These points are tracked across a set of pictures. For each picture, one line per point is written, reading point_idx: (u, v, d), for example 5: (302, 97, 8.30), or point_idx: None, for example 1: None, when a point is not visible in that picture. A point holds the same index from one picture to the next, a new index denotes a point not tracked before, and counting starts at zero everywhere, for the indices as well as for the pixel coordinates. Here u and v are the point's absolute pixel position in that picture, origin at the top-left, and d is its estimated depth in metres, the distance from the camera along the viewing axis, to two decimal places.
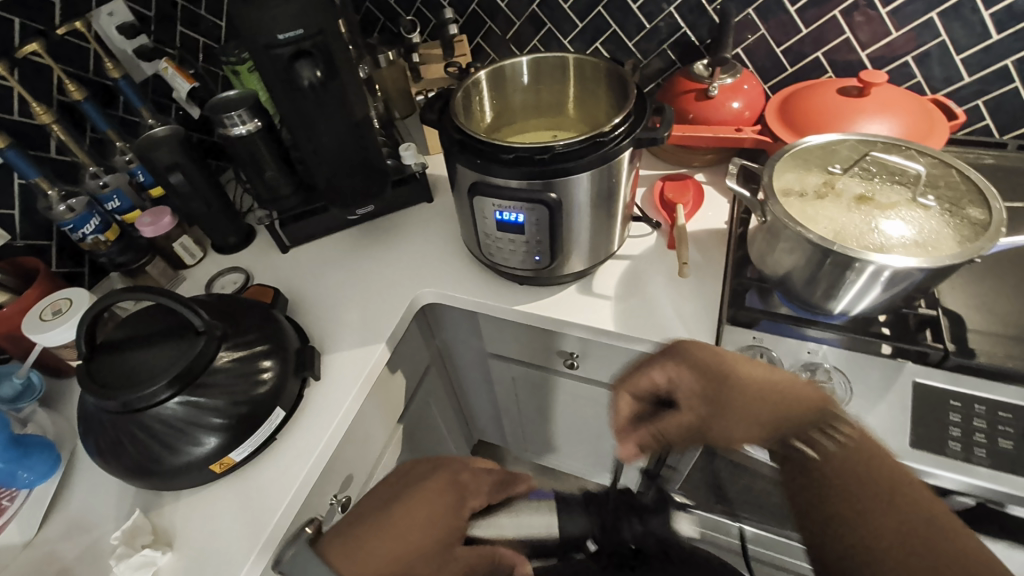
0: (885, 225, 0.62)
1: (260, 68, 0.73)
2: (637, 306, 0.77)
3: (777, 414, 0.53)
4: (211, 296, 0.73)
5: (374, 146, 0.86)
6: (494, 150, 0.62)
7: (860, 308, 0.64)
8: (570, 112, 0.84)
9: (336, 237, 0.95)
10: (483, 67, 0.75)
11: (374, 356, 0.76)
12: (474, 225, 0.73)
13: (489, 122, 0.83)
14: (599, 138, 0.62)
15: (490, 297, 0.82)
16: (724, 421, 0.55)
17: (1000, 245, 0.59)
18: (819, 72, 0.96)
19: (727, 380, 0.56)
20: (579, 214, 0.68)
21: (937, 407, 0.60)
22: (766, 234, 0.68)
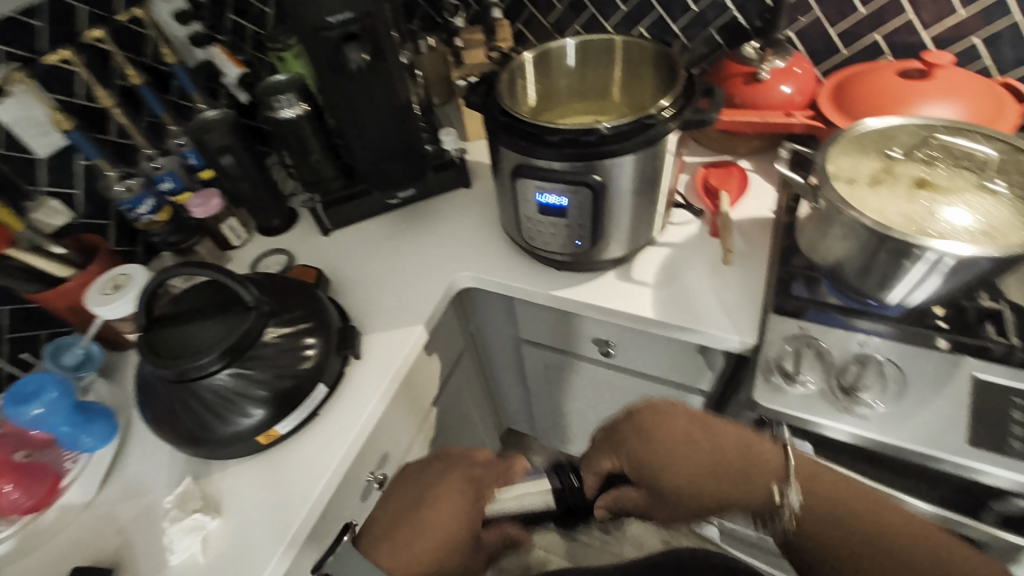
0: (946, 214, 0.59)
1: (308, 51, 0.74)
2: (677, 294, 0.75)
3: (715, 465, 0.59)
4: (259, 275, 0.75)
5: (416, 131, 0.87)
6: (540, 133, 0.62)
7: (915, 299, 0.62)
8: (613, 96, 0.82)
9: (376, 221, 0.97)
10: (528, 50, 0.75)
11: (412, 337, 0.77)
12: (515, 208, 0.72)
13: (531, 105, 0.82)
14: (645, 120, 0.61)
15: (529, 282, 0.82)
16: (667, 480, 0.59)
17: None
18: (877, 54, 0.92)
19: (646, 433, 0.61)
20: (621, 198, 0.67)
21: (1001, 404, 0.57)
22: (817, 222, 0.66)
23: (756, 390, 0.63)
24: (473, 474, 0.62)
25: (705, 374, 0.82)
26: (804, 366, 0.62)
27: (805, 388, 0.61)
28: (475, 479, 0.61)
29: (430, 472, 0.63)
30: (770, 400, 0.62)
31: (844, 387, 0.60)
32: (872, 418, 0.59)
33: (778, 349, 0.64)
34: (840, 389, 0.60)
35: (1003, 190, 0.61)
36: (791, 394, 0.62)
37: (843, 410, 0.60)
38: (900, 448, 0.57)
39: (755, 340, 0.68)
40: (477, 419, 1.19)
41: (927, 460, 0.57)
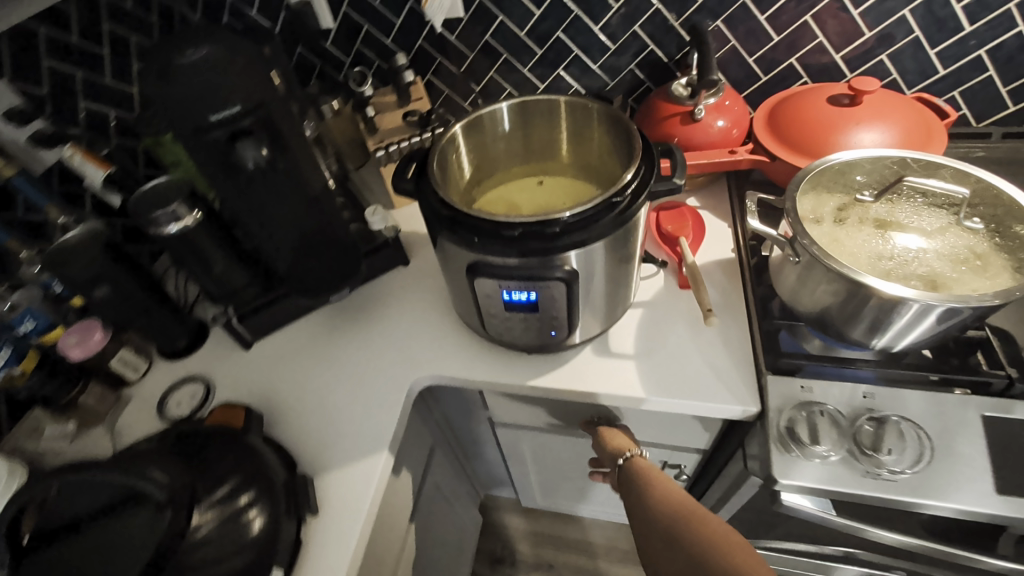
0: (902, 241, 0.60)
1: (192, 154, 0.60)
2: (664, 363, 0.69)
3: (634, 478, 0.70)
4: (169, 444, 0.60)
5: (337, 218, 0.75)
6: (495, 227, 0.54)
7: (904, 343, 0.60)
8: (561, 154, 0.75)
9: (306, 321, 0.83)
10: (456, 121, 0.66)
11: (379, 468, 0.65)
12: (475, 305, 0.63)
13: (468, 178, 0.73)
14: (612, 199, 0.54)
15: (499, 373, 0.72)
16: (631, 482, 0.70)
17: None
18: (794, 77, 0.93)
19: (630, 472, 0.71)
20: (594, 280, 0.60)
21: (1014, 442, 0.55)
22: (798, 271, 0.63)
23: (774, 468, 0.58)
24: None
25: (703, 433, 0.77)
26: (819, 435, 0.57)
27: (824, 458, 0.57)
28: None
29: None
30: (791, 477, 0.57)
31: (864, 450, 0.56)
32: (898, 479, 0.55)
33: (788, 418, 0.59)
34: (858, 452, 0.56)
35: (978, 228, 0.59)
36: (812, 467, 0.57)
37: (867, 476, 0.56)
38: (934, 509, 0.54)
39: (757, 408, 0.63)
40: (457, 506, 1.07)
41: (962, 517, 0.54)
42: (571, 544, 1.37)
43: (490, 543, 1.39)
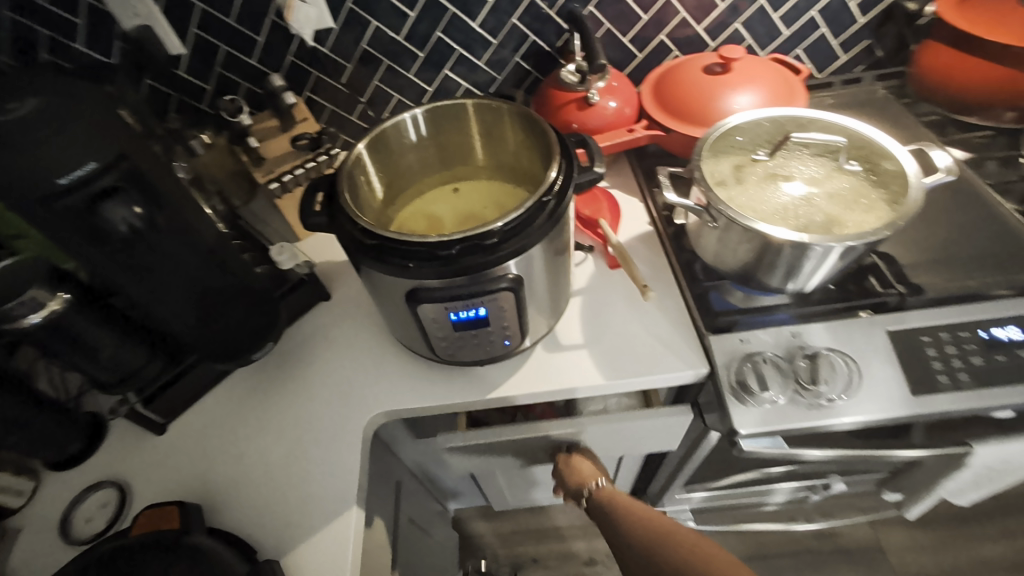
0: (791, 190, 0.66)
1: (46, 228, 0.49)
2: (614, 346, 0.70)
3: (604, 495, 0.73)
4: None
5: (239, 267, 0.67)
6: (430, 249, 0.51)
7: (813, 282, 0.66)
8: (476, 157, 0.73)
9: (226, 386, 0.74)
10: (359, 139, 0.61)
11: (351, 526, 0.60)
12: (420, 331, 0.59)
13: (381, 197, 0.69)
14: (542, 198, 0.53)
15: (456, 392, 0.68)
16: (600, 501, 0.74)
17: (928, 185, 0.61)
18: (666, 52, 0.98)
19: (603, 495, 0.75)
20: (536, 280, 0.59)
21: (915, 348, 0.64)
22: (717, 234, 0.66)
23: (735, 421, 0.62)
24: None
25: (679, 431, 0.77)
26: (767, 381, 0.62)
27: (774, 401, 0.62)
28: None
29: None
30: (750, 425, 0.61)
31: (805, 386, 0.61)
32: (836, 404, 0.61)
33: (737, 372, 0.64)
34: (801, 389, 0.62)
35: (856, 169, 0.66)
36: (766, 411, 0.62)
37: (812, 407, 0.62)
38: (869, 421, 0.61)
39: (707, 367, 0.66)
40: (432, 531, 1.02)
41: (890, 422, 0.62)
42: (548, 534, 1.34)
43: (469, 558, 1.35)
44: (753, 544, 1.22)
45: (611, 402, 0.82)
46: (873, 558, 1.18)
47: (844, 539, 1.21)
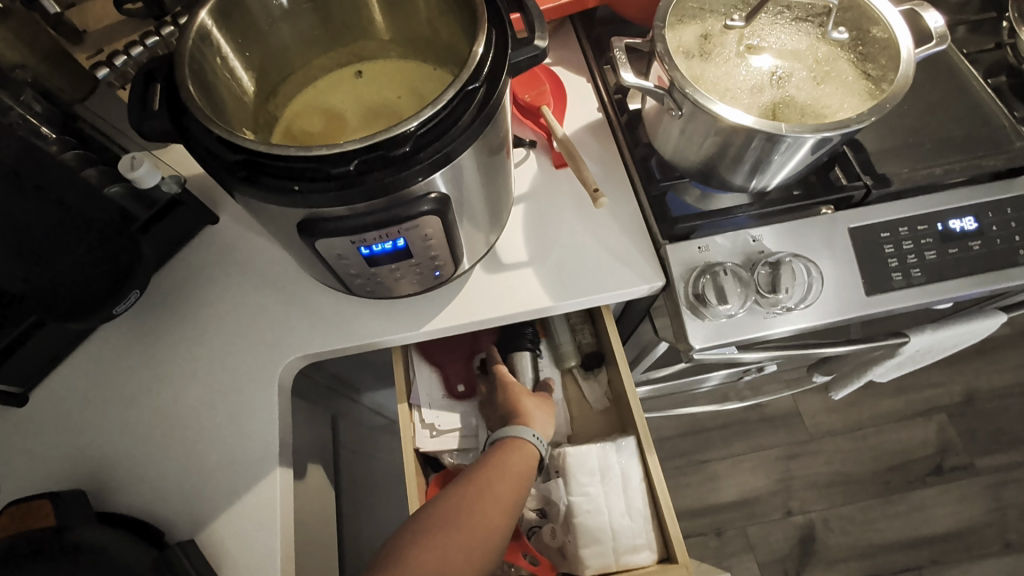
0: (761, 65, 0.55)
1: None
2: (562, 261, 0.62)
3: None
4: None
5: (71, 192, 0.51)
6: (318, 164, 0.37)
7: (777, 179, 0.58)
8: (378, 26, 0.55)
9: (96, 339, 0.60)
10: (199, 6, 0.42)
11: (276, 490, 0.53)
12: (327, 268, 0.48)
13: (252, 84, 0.52)
14: (468, 85, 0.40)
15: (384, 328, 0.59)
16: None
17: (917, 58, 0.52)
18: None
19: None
20: (466, 195, 0.47)
21: (875, 246, 0.60)
22: (680, 124, 0.56)
23: (690, 337, 0.58)
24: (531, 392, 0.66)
25: None
26: (727, 293, 0.57)
27: (731, 314, 0.58)
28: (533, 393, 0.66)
29: (524, 393, 0.65)
30: (704, 341, 0.58)
31: (765, 296, 0.57)
32: (792, 312, 0.58)
33: (695, 284, 0.58)
34: (760, 298, 0.57)
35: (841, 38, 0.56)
36: (721, 324, 0.58)
37: (768, 316, 0.58)
38: (823, 326, 0.59)
39: (662, 280, 0.61)
40: (380, 450, 0.99)
41: (841, 324, 0.60)
42: None
43: None
44: (687, 422, 1.32)
45: (627, 552, 0.63)
46: (790, 423, 1.31)
47: (768, 409, 1.32)
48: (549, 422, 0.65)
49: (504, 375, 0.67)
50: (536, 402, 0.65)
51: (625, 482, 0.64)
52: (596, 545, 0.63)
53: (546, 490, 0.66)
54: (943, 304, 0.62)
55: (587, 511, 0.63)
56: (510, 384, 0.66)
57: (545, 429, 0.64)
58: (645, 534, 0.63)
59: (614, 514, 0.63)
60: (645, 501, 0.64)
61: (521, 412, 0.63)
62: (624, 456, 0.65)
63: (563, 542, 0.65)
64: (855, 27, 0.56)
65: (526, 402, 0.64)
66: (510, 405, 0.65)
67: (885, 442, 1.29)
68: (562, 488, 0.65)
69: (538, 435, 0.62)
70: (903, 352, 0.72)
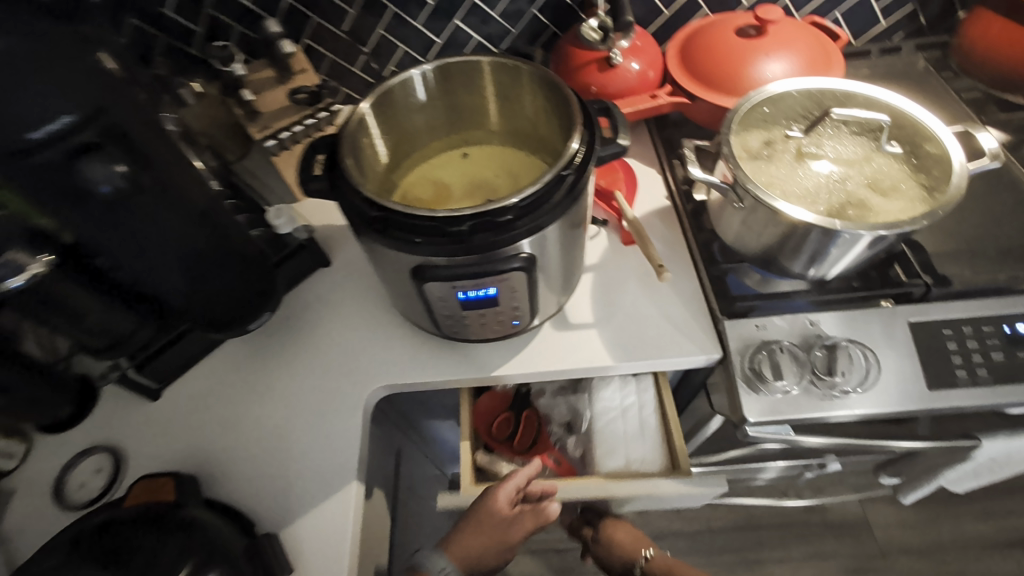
0: (821, 168, 0.62)
1: (14, 187, 0.45)
2: (624, 326, 0.68)
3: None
4: (83, 552, 0.50)
5: (235, 229, 0.63)
6: (439, 224, 0.47)
7: (835, 270, 0.62)
8: (489, 120, 0.68)
9: (221, 354, 0.71)
10: (363, 100, 0.55)
11: (349, 504, 0.59)
12: (425, 309, 0.57)
13: (384, 160, 0.64)
14: (563, 171, 0.49)
15: (459, 369, 0.66)
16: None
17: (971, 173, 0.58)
18: (696, 11, 0.88)
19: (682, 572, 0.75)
20: (548, 259, 0.56)
21: (936, 341, 0.62)
22: (742, 215, 0.63)
23: (744, 409, 0.60)
24: (497, 518, 0.64)
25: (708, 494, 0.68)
26: (782, 371, 0.60)
27: (786, 392, 0.60)
28: (501, 523, 0.64)
29: (489, 523, 0.64)
30: (759, 415, 0.60)
31: (821, 377, 0.60)
32: (849, 396, 0.60)
33: (750, 359, 0.62)
34: (816, 379, 0.60)
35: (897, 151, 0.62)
36: (775, 400, 0.61)
37: (824, 398, 0.60)
38: (883, 414, 0.60)
39: (719, 353, 0.65)
40: (430, 495, 1.03)
41: (902, 415, 0.60)
42: None
43: None
44: (742, 516, 1.25)
45: (637, 461, 0.68)
46: (857, 533, 1.21)
47: (831, 514, 1.23)
48: (472, 559, 0.65)
49: (514, 476, 0.66)
50: (495, 535, 0.64)
51: (642, 406, 0.71)
52: (612, 451, 0.69)
53: (574, 403, 0.75)
54: (1016, 409, 0.61)
55: (605, 425, 0.71)
56: (501, 502, 0.64)
57: (465, 562, 0.65)
58: (654, 449, 0.69)
59: (628, 428, 0.70)
60: (658, 421, 0.70)
61: (471, 528, 0.64)
62: (642, 383, 0.73)
63: (585, 451, 0.73)
64: (910, 142, 0.62)
65: (468, 531, 0.64)
66: (467, 518, 0.65)
67: (971, 571, 1.16)
68: (589, 403, 0.74)
69: (447, 569, 0.64)
70: (976, 456, 0.69)
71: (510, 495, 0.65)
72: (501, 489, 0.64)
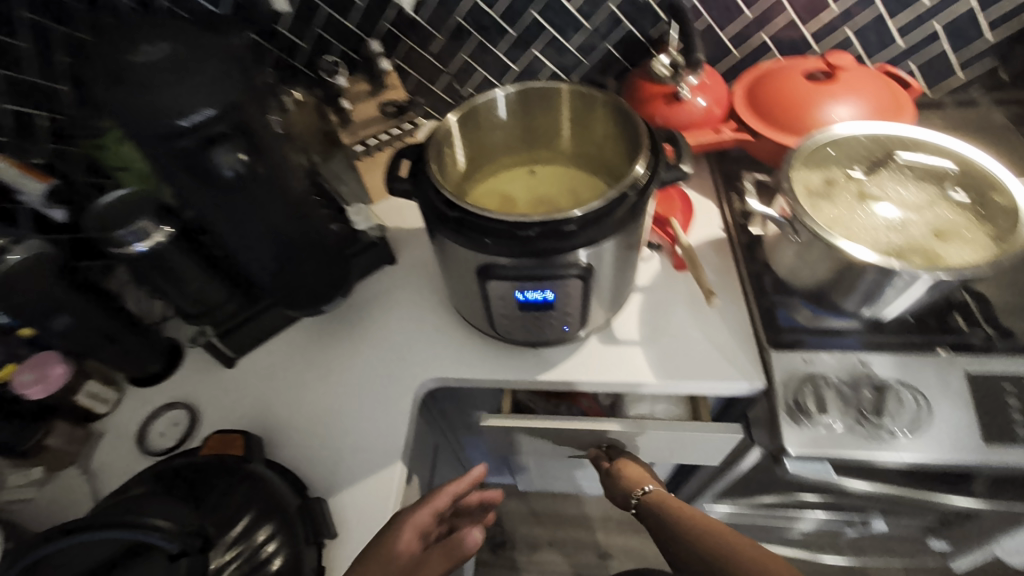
0: (882, 211, 0.63)
1: (158, 163, 0.53)
2: (669, 347, 0.70)
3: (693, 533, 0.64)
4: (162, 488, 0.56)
5: (321, 221, 0.71)
6: (509, 227, 0.52)
7: (890, 312, 0.63)
8: (559, 142, 0.73)
9: (292, 332, 0.78)
10: (451, 113, 0.62)
11: (392, 482, 0.63)
12: (485, 307, 0.61)
13: (460, 170, 0.70)
14: (627, 190, 0.53)
15: (506, 370, 0.70)
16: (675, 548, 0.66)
17: None
18: (766, 54, 0.91)
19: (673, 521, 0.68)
20: (604, 271, 0.59)
21: (996, 395, 0.60)
22: (798, 249, 0.64)
23: (785, 438, 0.61)
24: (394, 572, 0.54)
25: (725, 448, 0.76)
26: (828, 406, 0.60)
27: (830, 428, 0.60)
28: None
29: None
30: (801, 448, 0.60)
31: (867, 417, 0.59)
32: (897, 440, 0.59)
33: (795, 391, 0.62)
34: (863, 419, 0.60)
35: (963, 199, 0.63)
36: (819, 435, 0.61)
37: (871, 439, 0.60)
38: (934, 463, 0.58)
39: (764, 382, 0.65)
40: None
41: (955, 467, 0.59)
42: (568, 522, 1.32)
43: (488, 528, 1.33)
44: None
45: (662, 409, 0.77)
46: None
47: None
48: None
49: (439, 499, 0.61)
50: None
51: None
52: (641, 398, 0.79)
53: None
54: None
55: None
56: (411, 535, 0.56)
57: None
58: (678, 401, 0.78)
59: None
60: None
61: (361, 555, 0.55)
62: None
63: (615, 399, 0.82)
64: (976, 192, 0.63)
65: None
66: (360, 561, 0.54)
67: None
68: None
69: None
70: None
71: (426, 523, 0.58)
72: (408, 518, 0.57)
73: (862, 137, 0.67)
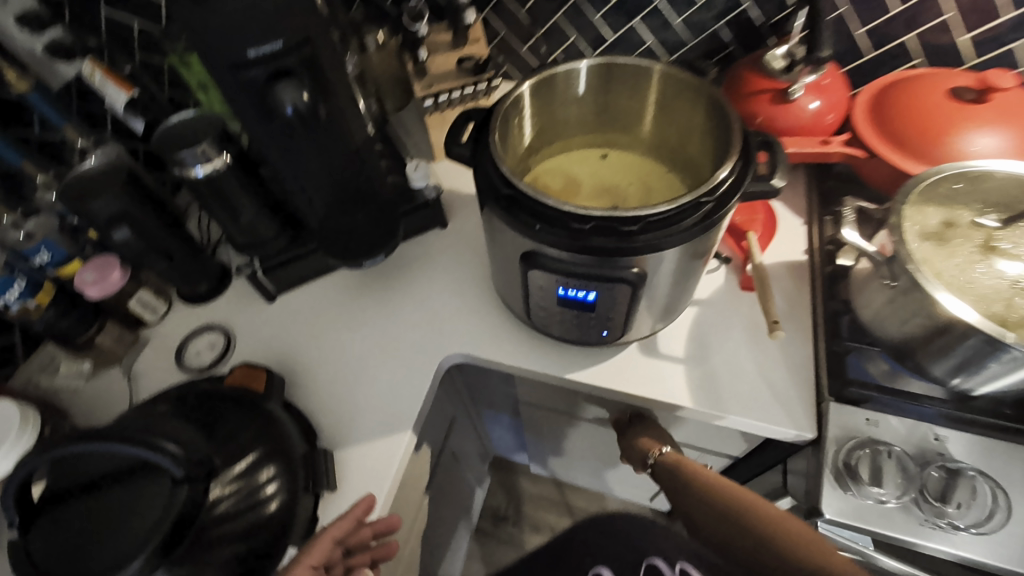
0: (1008, 270, 0.53)
1: (224, 90, 0.53)
2: (714, 372, 0.64)
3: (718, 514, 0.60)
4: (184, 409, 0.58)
5: (377, 173, 0.69)
6: (561, 216, 0.47)
7: (988, 389, 0.54)
8: (639, 128, 0.66)
9: (333, 279, 0.78)
10: (526, 79, 0.57)
11: (398, 449, 0.63)
12: (523, 294, 0.58)
13: (526, 143, 0.66)
14: (702, 199, 0.47)
15: (535, 360, 0.67)
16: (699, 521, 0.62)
17: None
18: (905, 60, 0.78)
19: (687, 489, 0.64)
20: (658, 281, 0.54)
21: None
22: (890, 295, 0.55)
23: (823, 499, 0.55)
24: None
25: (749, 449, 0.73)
26: (883, 477, 0.53)
27: (881, 502, 0.53)
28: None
29: None
30: (840, 514, 0.54)
31: (929, 500, 0.52)
32: (957, 534, 0.51)
33: (849, 451, 0.55)
34: (922, 500, 0.52)
35: None
36: (865, 506, 0.54)
37: (926, 525, 0.52)
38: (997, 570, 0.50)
39: (813, 434, 0.59)
40: (468, 465, 1.06)
41: None
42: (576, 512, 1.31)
43: (496, 499, 1.34)
44: None
45: None
46: None
47: None
48: None
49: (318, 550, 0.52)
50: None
51: None
52: None
53: None
54: None
55: None
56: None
57: None
58: None
59: None
60: None
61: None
62: None
63: None
64: None
65: None
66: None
67: None
68: None
69: None
70: None
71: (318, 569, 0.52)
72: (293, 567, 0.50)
73: (1005, 178, 0.56)
